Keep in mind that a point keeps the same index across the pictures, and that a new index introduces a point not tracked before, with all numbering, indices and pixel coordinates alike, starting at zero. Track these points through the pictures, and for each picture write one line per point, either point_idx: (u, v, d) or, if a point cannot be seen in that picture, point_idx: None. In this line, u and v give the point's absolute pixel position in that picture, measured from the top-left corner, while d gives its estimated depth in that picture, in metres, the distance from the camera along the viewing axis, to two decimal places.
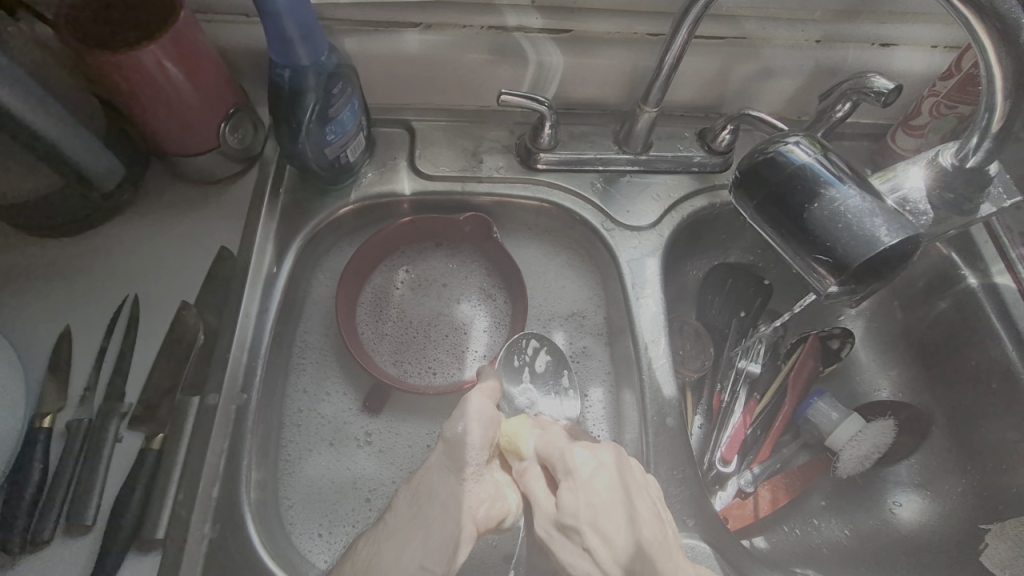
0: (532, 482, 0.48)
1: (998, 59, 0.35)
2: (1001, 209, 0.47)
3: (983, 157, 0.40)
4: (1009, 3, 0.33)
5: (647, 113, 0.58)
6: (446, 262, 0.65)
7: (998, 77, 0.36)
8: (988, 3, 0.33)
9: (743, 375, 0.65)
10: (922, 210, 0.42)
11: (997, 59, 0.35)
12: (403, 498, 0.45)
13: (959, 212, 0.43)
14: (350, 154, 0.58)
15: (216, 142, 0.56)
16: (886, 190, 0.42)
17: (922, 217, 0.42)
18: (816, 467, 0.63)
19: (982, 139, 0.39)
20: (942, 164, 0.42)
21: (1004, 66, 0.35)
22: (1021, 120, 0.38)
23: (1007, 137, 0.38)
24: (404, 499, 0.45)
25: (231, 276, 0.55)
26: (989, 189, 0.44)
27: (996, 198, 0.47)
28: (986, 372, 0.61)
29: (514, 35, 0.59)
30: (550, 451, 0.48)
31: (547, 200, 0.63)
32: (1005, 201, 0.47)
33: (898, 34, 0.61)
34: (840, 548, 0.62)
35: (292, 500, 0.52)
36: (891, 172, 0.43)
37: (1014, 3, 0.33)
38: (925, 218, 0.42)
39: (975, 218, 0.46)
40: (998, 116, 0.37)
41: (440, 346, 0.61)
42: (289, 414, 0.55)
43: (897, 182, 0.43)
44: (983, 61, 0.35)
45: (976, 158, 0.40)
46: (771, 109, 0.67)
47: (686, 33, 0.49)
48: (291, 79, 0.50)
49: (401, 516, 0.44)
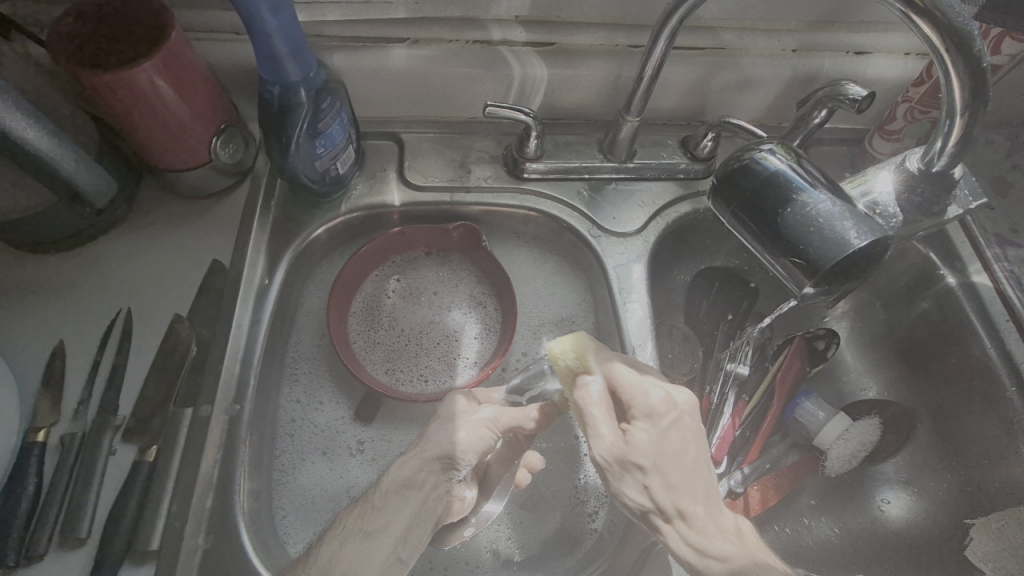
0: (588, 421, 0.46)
1: (956, 67, 0.36)
2: (967, 211, 0.46)
3: (950, 161, 0.42)
4: (962, 16, 0.35)
5: (630, 122, 0.60)
6: (437, 271, 0.66)
7: (957, 85, 0.37)
8: (942, 17, 0.35)
9: (731, 377, 0.66)
10: (891, 212, 0.44)
11: (955, 67, 0.36)
12: (392, 484, 0.47)
13: (927, 214, 0.45)
14: (339, 167, 0.59)
15: (207, 157, 0.57)
16: (856, 194, 0.44)
17: (892, 219, 0.44)
18: (804, 466, 0.64)
19: (946, 144, 0.40)
20: (909, 169, 0.44)
21: (961, 73, 0.36)
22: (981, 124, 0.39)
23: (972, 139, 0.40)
24: (393, 485, 0.47)
25: (224, 288, 0.56)
26: (955, 190, 0.45)
27: (963, 199, 0.47)
28: (968, 369, 0.62)
29: (499, 48, 0.61)
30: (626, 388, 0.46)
31: (535, 208, 0.64)
32: (970, 204, 0.47)
33: (871, 43, 0.63)
34: (829, 545, 0.63)
35: (287, 509, 0.53)
36: (863, 177, 0.45)
37: (967, 16, 0.35)
38: (895, 221, 0.43)
39: (944, 220, 0.46)
40: (959, 122, 0.39)
41: (431, 354, 0.62)
42: (282, 424, 0.56)
43: (868, 185, 0.44)
44: (942, 70, 0.37)
45: (941, 162, 0.41)
46: (752, 116, 0.69)
47: (664, 45, 0.50)
48: (280, 94, 0.52)
49: (386, 503, 0.46)
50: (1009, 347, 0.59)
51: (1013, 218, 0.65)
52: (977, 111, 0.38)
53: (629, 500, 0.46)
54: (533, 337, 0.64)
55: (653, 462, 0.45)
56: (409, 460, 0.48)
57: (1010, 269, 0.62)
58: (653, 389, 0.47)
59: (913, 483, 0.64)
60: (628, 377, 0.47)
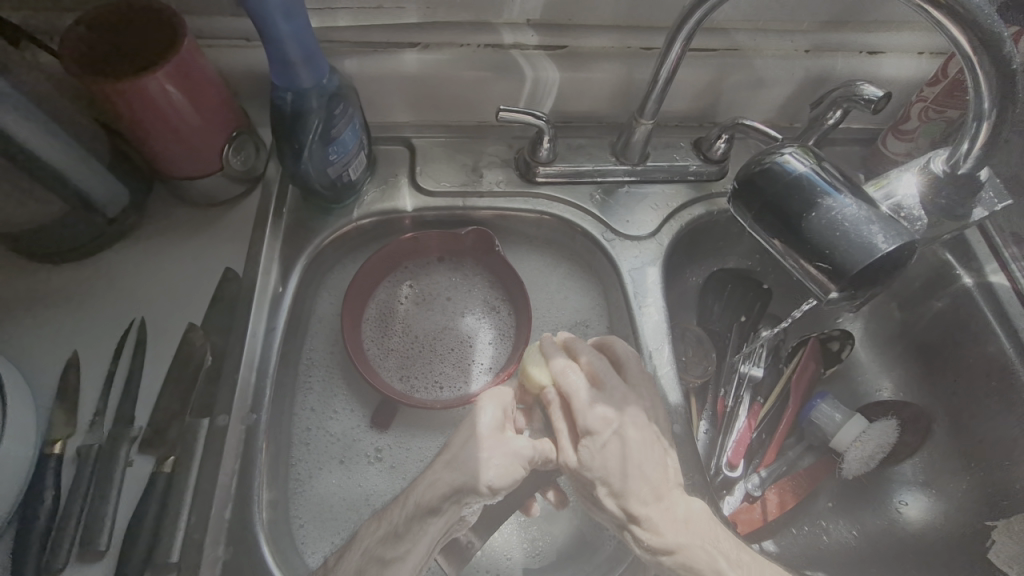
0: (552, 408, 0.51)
1: (982, 67, 0.36)
2: (992, 214, 0.46)
3: (974, 163, 0.41)
4: (988, 16, 0.34)
5: (643, 124, 0.59)
6: (450, 276, 0.66)
7: (983, 84, 0.37)
8: (969, 16, 0.34)
9: (746, 379, 0.66)
10: (916, 216, 0.42)
11: (981, 67, 0.36)
12: (413, 507, 0.46)
13: (952, 216, 0.44)
14: (352, 173, 0.59)
15: (219, 164, 0.57)
16: (880, 198, 0.43)
17: (917, 222, 0.42)
18: (822, 469, 0.64)
19: (972, 145, 0.40)
20: (934, 171, 0.43)
21: (987, 72, 0.36)
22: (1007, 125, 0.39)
23: (997, 140, 0.40)
24: (413, 508, 0.46)
25: (237, 296, 0.56)
26: (980, 193, 0.45)
27: (987, 203, 0.46)
28: (986, 370, 0.61)
29: (510, 52, 0.61)
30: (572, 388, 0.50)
31: (547, 212, 0.64)
32: (995, 206, 0.46)
33: (885, 42, 0.62)
34: (848, 549, 0.62)
35: (304, 518, 0.52)
36: (885, 179, 0.43)
37: (992, 16, 0.34)
38: (920, 224, 0.42)
39: (967, 223, 0.46)
40: (987, 122, 0.38)
41: (446, 360, 0.62)
42: (298, 432, 0.55)
43: (891, 188, 0.43)
44: (966, 70, 0.37)
45: (967, 165, 0.41)
46: (764, 116, 0.68)
47: (680, 47, 0.50)
48: (293, 101, 0.51)
49: (406, 522, 0.46)
50: None
51: None
52: (1003, 112, 0.37)
53: (582, 488, 0.50)
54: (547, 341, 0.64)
55: (595, 457, 0.48)
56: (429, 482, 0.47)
57: None
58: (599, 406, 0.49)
59: (931, 484, 0.64)
60: (577, 391, 0.50)
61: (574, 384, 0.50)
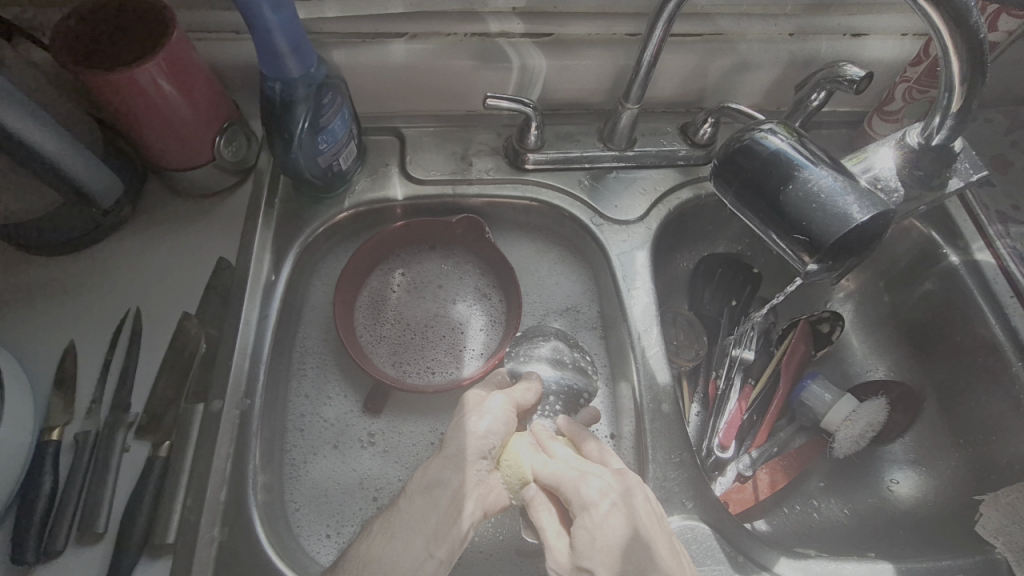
0: (537, 509, 0.45)
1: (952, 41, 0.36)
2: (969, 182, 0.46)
3: (948, 134, 0.41)
4: None
5: (629, 109, 0.60)
6: (441, 264, 0.67)
7: (955, 60, 0.37)
8: None
9: (737, 362, 0.67)
10: (893, 188, 0.43)
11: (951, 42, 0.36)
12: (416, 484, 0.45)
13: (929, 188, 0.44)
14: (342, 162, 0.60)
15: (211, 155, 0.57)
16: (858, 171, 0.43)
17: (894, 195, 0.43)
18: (813, 449, 0.64)
19: (945, 117, 0.40)
20: (909, 144, 0.43)
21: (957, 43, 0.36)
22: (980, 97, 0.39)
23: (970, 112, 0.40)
24: (417, 485, 0.45)
25: (231, 285, 0.56)
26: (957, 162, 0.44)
27: (963, 173, 0.46)
28: (973, 348, 0.62)
29: (497, 41, 0.62)
30: (558, 479, 0.45)
31: (536, 198, 0.65)
32: (972, 175, 0.46)
33: (867, 24, 0.63)
34: (842, 527, 0.62)
35: (300, 502, 0.53)
36: (863, 153, 0.44)
37: None
38: (897, 196, 0.43)
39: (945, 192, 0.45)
40: (958, 95, 0.39)
41: (438, 346, 0.63)
42: (292, 418, 0.56)
43: (868, 162, 0.44)
44: (939, 46, 0.37)
45: (941, 136, 0.41)
46: (751, 101, 0.69)
47: (662, 30, 0.51)
48: (282, 91, 0.52)
49: (413, 504, 0.43)
50: (1014, 323, 0.59)
51: (1013, 194, 0.65)
52: (975, 83, 0.38)
53: None
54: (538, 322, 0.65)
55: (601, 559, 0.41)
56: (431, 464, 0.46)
57: (1012, 245, 0.62)
58: (592, 478, 0.45)
59: (921, 462, 0.64)
60: (564, 476, 0.45)
61: (559, 470, 0.46)
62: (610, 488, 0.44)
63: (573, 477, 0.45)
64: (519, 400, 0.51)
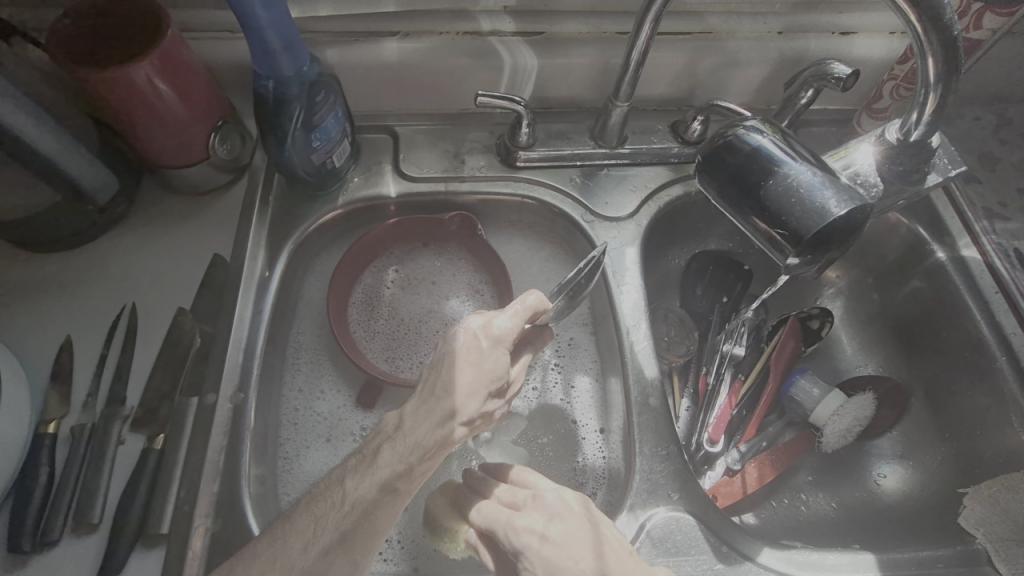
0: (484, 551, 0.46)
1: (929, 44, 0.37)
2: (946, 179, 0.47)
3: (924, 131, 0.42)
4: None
5: (619, 107, 0.61)
6: (434, 261, 0.67)
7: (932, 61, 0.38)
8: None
9: (727, 359, 0.67)
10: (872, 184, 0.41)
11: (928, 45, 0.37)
12: (433, 423, 0.43)
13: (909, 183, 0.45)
14: (335, 160, 0.61)
15: (204, 153, 0.58)
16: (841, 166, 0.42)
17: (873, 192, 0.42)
18: (802, 443, 0.66)
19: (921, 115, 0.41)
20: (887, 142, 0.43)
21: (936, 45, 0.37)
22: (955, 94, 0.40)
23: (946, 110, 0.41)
24: (434, 423, 0.42)
25: (225, 281, 0.57)
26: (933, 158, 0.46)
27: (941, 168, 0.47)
28: (960, 342, 0.62)
29: (489, 39, 0.62)
30: (491, 522, 0.44)
31: (528, 194, 0.65)
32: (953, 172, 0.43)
33: (855, 23, 0.64)
34: (829, 521, 0.63)
35: (293, 495, 0.53)
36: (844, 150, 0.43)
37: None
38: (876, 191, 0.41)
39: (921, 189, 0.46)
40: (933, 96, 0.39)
41: (430, 341, 0.63)
42: (286, 413, 0.57)
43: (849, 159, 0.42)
44: (914, 43, 0.37)
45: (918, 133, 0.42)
46: (741, 99, 0.69)
47: (649, 29, 0.51)
48: (275, 89, 0.53)
49: (419, 443, 0.42)
50: (998, 318, 0.60)
51: (999, 191, 0.66)
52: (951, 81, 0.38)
53: None
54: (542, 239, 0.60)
55: None
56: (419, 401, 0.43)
57: (997, 241, 0.63)
58: (521, 515, 0.43)
59: (908, 457, 0.65)
60: (498, 522, 0.44)
61: (494, 514, 0.44)
62: (537, 524, 0.42)
63: (502, 519, 0.44)
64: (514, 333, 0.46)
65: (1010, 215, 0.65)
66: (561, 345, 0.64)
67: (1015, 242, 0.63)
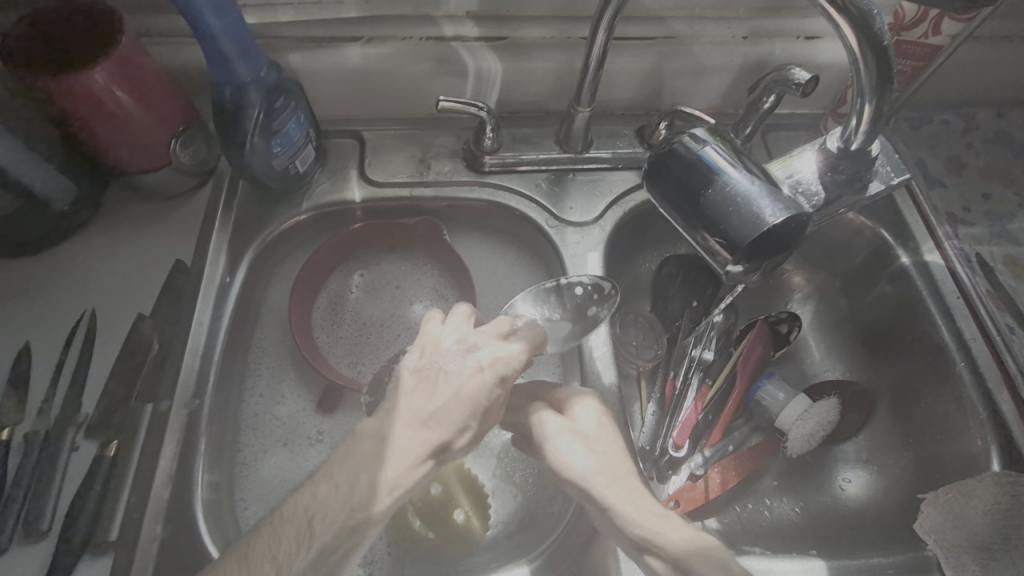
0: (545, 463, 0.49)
1: (865, 58, 0.36)
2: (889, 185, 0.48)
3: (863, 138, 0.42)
4: (869, 14, 0.35)
5: (581, 112, 0.61)
6: (400, 266, 0.68)
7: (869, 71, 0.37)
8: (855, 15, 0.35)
9: (696, 362, 0.67)
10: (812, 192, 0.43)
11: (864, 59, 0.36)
12: (414, 440, 0.44)
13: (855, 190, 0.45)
14: (299, 164, 0.61)
15: (167, 158, 0.58)
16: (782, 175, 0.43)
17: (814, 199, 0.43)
18: (766, 448, 0.65)
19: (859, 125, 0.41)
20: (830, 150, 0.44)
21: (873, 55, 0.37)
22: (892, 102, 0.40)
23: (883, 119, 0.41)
24: (414, 441, 0.44)
25: (185, 287, 0.57)
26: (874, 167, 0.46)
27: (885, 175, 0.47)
28: (923, 347, 0.62)
29: (452, 44, 0.62)
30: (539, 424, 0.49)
31: (492, 199, 0.66)
32: (889, 182, 0.45)
33: (821, 28, 0.63)
34: (790, 526, 0.63)
35: (249, 500, 0.54)
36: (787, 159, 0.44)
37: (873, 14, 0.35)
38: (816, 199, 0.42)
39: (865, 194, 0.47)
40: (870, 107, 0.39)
41: (393, 346, 0.64)
42: (246, 417, 0.57)
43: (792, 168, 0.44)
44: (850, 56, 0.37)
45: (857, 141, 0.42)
46: (709, 104, 0.69)
47: (604, 35, 0.51)
48: (232, 95, 0.53)
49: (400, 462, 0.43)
50: (958, 323, 0.60)
51: (963, 196, 0.66)
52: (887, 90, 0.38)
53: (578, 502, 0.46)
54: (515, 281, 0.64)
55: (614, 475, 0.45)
56: (406, 428, 0.44)
57: (959, 246, 0.63)
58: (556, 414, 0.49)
59: (872, 461, 0.65)
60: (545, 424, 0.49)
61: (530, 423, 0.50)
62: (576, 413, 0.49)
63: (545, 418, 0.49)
64: (515, 368, 0.47)
65: (974, 220, 0.65)
66: None
67: (977, 248, 0.63)
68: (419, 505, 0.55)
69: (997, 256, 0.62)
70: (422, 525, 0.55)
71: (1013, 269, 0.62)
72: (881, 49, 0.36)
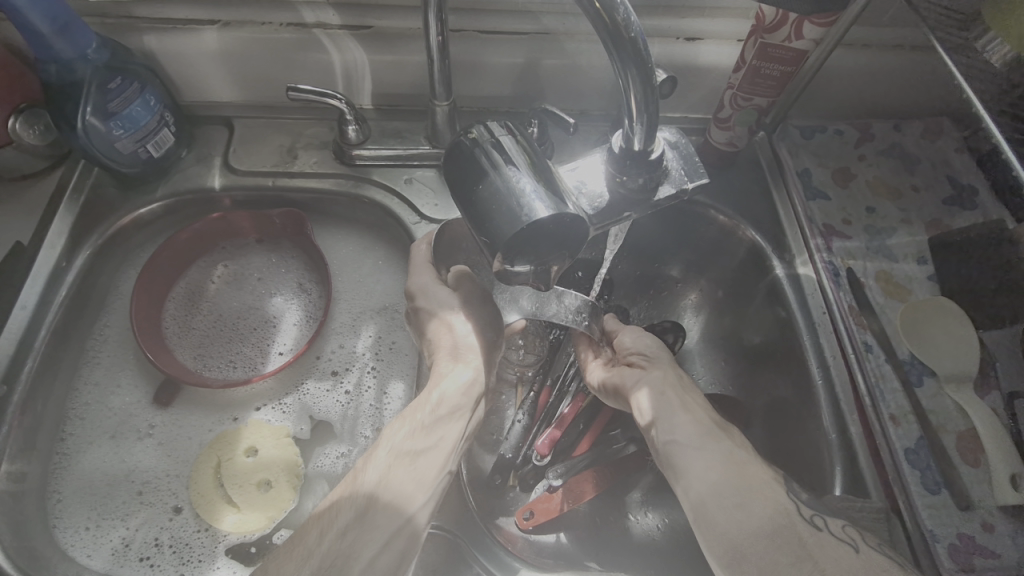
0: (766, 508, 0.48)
1: (614, 62, 0.34)
2: (691, 187, 0.40)
3: (644, 138, 0.37)
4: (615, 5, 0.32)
5: (441, 106, 0.58)
6: (264, 258, 0.65)
7: (628, 76, 0.34)
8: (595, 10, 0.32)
9: (575, 371, 0.64)
10: (597, 198, 0.40)
11: (614, 63, 0.34)
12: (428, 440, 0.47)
13: (651, 196, 0.40)
14: (151, 150, 0.59)
15: (8, 138, 0.55)
16: (570, 182, 0.40)
17: (598, 206, 0.40)
18: (634, 461, 0.61)
19: (631, 122, 0.36)
20: (614, 151, 0.39)
21: (623, 58, 0.33)
22: (658, 105, 0.35)
23: (657, 117, 0.36)
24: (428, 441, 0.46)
25: (15, 271, 0.56)
26: (669, 168, 0.40)
27: (678, 178, 0.40)
28: (788, 363, 0.60)
29: (314, 31, 0.59)
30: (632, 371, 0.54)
31: (358, 193, 0.64)
32: (687, 184, 0.40)
33: (702, 28, 0.60)
34: (648, 542, 0.61)
35: (64, 493, 0.53)
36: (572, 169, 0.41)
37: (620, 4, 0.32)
38: (602, 199, 0.40)
39: (662, 202, 0.40)
40: (636, 105, 0.35)
41: (246, 340, 0.62)
42: (74, 407, 0.56)
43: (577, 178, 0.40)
44: (614, 62, 0.34)
45: (636, 141, 0.37)
46: (596, 104, 0.66)
47: (436, 28, 0.49)
48: (58, 72, 0.52)
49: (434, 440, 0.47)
50: (821, 341, 0.57)
51: (846, 209, 0.64)
52: (650, 88, 0.34)
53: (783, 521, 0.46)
54: (378, 293, 0.65)
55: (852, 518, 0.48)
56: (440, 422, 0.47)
57: (830, 260, 0.61)
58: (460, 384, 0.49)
59: None
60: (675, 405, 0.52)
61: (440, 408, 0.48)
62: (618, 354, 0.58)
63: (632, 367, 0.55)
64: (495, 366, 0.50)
65: (852, 233, 0.62)
66: (381, 347, 0.62)
67: (849, 262, 0.61)
68: (225, 469, 0.55)
69: (869, 272, 0.60)
70: (229, 494, 0.54)
71: (884, 286, 0.60)
72: (632, 49, 0.33)
